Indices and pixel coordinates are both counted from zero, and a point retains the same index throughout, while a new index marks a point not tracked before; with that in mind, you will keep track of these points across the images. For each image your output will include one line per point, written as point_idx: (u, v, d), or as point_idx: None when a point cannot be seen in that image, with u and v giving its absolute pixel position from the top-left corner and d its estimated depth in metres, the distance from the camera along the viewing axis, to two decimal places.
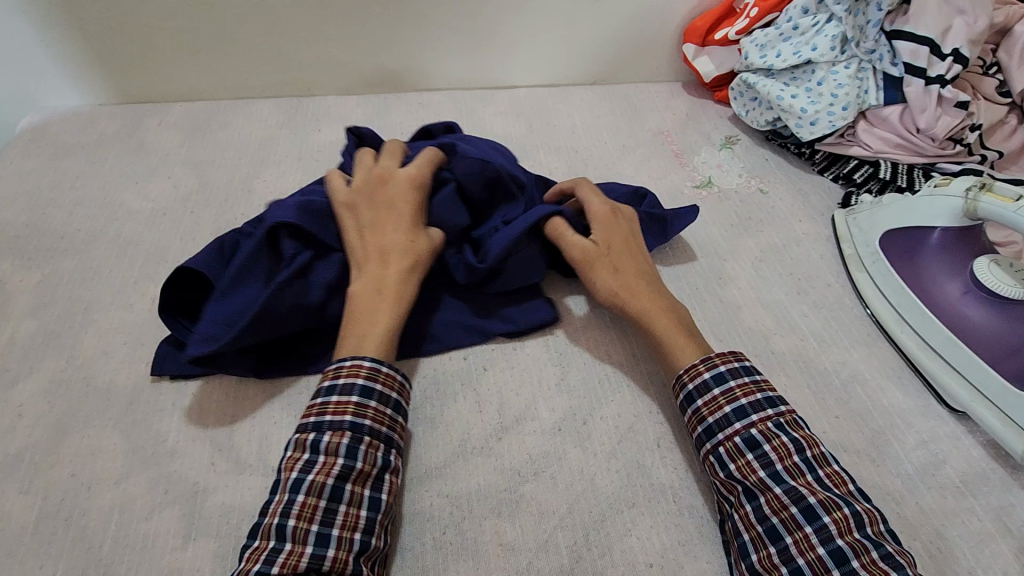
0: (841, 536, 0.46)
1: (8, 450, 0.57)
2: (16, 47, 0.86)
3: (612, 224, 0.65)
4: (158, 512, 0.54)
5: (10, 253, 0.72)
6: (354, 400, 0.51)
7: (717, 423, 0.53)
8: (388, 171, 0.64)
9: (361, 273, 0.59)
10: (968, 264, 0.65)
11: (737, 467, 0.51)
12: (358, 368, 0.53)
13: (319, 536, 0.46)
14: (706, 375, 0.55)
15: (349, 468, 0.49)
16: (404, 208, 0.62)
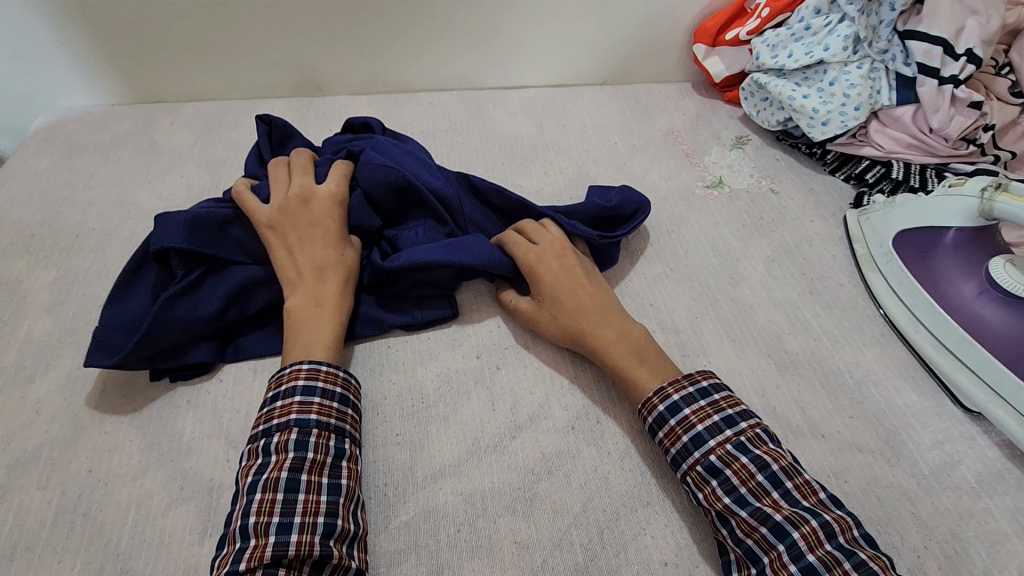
0: (811, 551, 0.46)
1: (25, 446, 0.57)
2: (30, 47, 0.86)
3: (541, 272, 0.64)
4: (175, 507, 0.54)
5: (25, 251, 0.73)
6: (297, 399, 0.52)
7: (679, 454, 0.53)
8: (307, 189, 0.65)
9: (296, 291, 0.61)
10: (982, 265, 0.65)
11: (703, 495, 0.51)
12: (297, 371, 0.54)
13: (281, 527, 0.46)
14: (660, 407, 0.54)
15: (301, 459, 0.49)
16: (329, 225, 0.64)
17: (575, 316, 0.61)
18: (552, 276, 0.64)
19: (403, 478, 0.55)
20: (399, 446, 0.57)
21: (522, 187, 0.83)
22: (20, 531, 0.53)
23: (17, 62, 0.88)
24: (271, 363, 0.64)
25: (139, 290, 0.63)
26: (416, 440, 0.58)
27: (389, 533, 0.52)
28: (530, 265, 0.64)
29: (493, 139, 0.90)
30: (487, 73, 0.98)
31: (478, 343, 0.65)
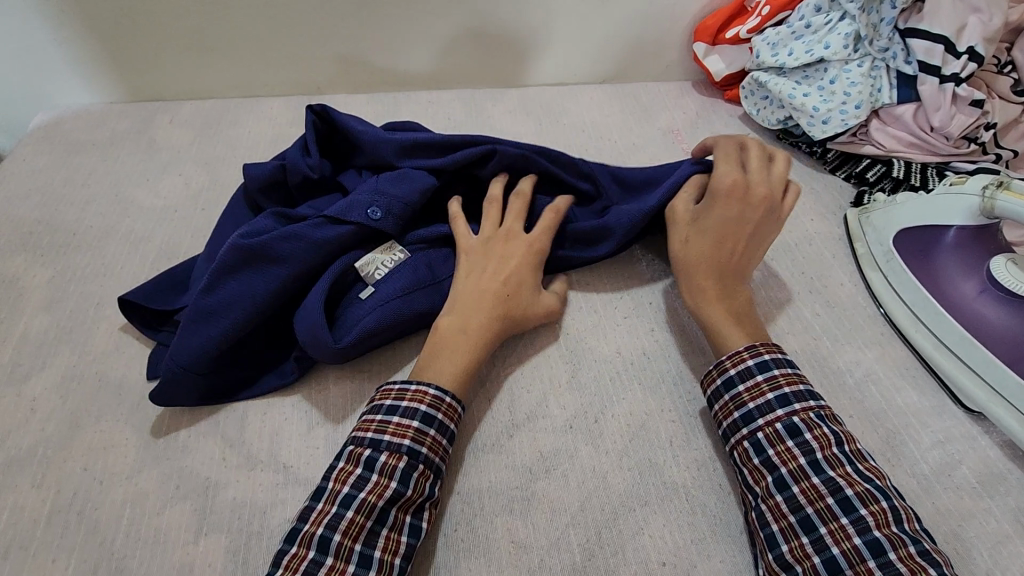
0: (878, 528, 0.46)
1: (20, 444, 0.57)
2: (29, 45, 0.86)
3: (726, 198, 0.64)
4: (170, 506, 0.54)
5: (22, 249, 0.73)
6: (416, 425, 0.51)
7: (759, 409, 0.53)
8: (514, 233, 0.65)
9: (454, 313, 0.60)
10: (984, 263, 0.64)
11: (776, 452, 0.51)
12: (422, 395, 0.53)
13: (362, 557, 0.46)
14: (751, 362, 0.55)
15: (400, 493, 0.49)
16: (514, 272, 0.62)
17: (712, 254, 0.62)
18: (715, 210, 0.63)
19: None
20: None
21: None
22: (15, 529, 0.52)
23: (17, 60, 0.88)
24: None
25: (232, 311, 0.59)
26: None
27: None
28: (724, 187, 0.64)
29: None
30: (488, 71, 0.98)
31: None
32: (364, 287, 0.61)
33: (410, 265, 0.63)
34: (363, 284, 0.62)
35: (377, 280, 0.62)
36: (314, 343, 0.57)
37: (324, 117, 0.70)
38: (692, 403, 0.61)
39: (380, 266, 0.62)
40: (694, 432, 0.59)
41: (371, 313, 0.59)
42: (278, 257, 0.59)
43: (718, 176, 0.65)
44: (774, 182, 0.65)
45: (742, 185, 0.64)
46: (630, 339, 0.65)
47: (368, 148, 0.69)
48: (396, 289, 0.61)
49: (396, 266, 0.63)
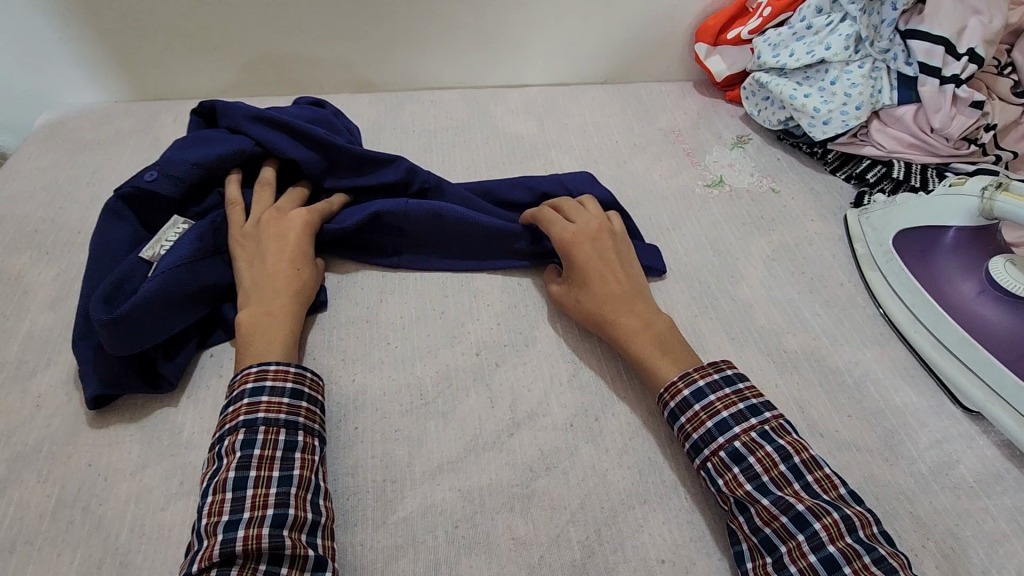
0: (832, 542, 0.46)
1: (26, 441, 0.58)
2: (33, 44, 0.87)
3: (585, 251, 0.64)
4: (174, 502, 0.54)
5: (28, 248, 0.73)
6: (245, 401, 0.52)
7: (702, 439, 0.53)
8: (279, 212, 0.66)
9: (252, 303, 0.60)
10: (983, 264, 0.65)
11: (725, 482, 0.51)
12: (245, 375, 0.54)
13: (229, 523, 0.46)
14: (686, 392, 0.55)
15: (247, 457, 0.49)
16: (295, 245, 0.64)
17: (619, 298, 0.62)
18: (590, 265, 0.64)
19: (401, 475, 0.55)
20: (397, 443, 0.57)
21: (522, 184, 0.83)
22: (20, 525, 0.53)
23: (21, 58, 0.88)
24: None
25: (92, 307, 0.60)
26: (414, 437, 0.58)
27: (387, 528, 0.53)
28: (568, 243, 0.65)
29: (494, 138, 0.90)
30: (489, 71, 0.98)
31: (477, 339, 0.65)
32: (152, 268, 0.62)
33: (192, 229, 0.64)
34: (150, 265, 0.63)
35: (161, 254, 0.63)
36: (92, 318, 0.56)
37: (205, 109, 0.72)
38: None
39: (163, 243, 0.64)
40: None
41: (150, 279, 0.59)
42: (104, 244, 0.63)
43: (555, 234, 0.66)
44: (592, 220, 0.67)
45: (584, 236, 0.65)
46: None
47: (226, 112, 0.70)
48: (177, 257, 0.61)
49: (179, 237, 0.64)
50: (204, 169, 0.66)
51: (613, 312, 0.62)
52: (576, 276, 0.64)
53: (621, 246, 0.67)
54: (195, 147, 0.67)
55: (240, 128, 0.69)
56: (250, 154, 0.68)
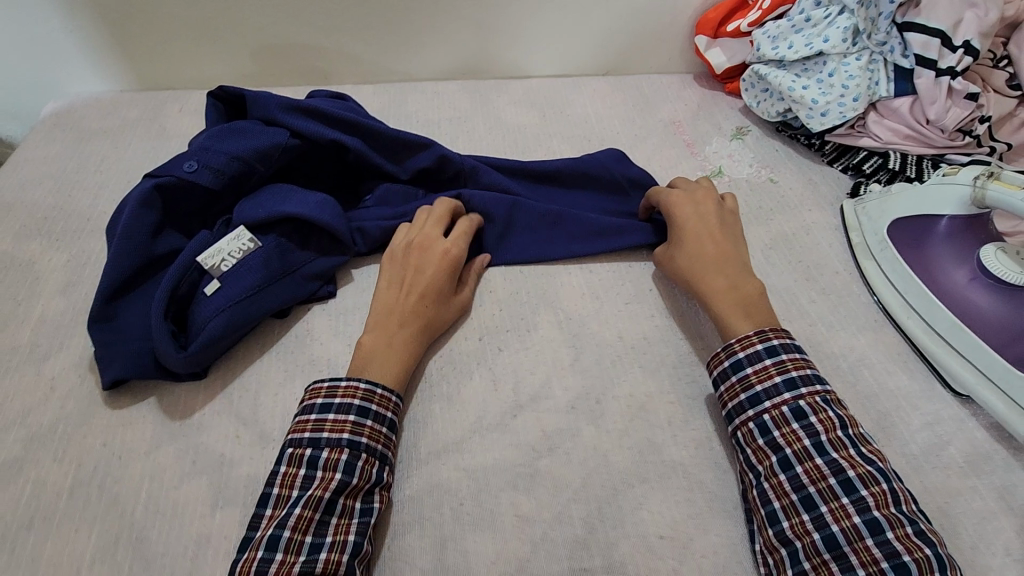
0: (878, 508, 0.48)
1: (42, 421, 0.59)
2: (42, 34, 0.88)
3: (693, 212, 0.68)
4: (187, 481, 0.56)
5: (38, 234, 0.75)
6: (352, 419, 0.53)
7: (766, 391, 0.55)
8: (430, 239, 0.66)
9: (377, 330, 0.60)
10: (975, 252, 0.66)
11: (781, 434, 0.53)
12: (354, 390, 0.55)
13: (313, 545, 0.48)
14: (759, 346, 0.57)
15: (345, 483, 0.50)
16: (430, 280, 0.63)
17: (710, 259, 0.64)
18: (685, 228, 0.67)
19: (409, 454, 0.57)
20: (404, 424, 0.59)
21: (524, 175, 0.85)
22: (38, 502, 0.54)
23: (28, 47, 0.89)
24: (279, 344, 0.66)
25: (113, 293, 0.61)
26: (421, 418, 0.59)
27: (395, 506, 0.54)
28: (677, 204, 0.69)
29: (497, 128, 0.91)
30: (491, 61, 0.99)
31: (480, 326, 0.67)
32: (210, 281, 0.62)
33: (261, 253, 0.64)
34: (209, 277, 0.62)
35: (224, 273, 0.62)
36: (158, 346, 0.58)
37: (227, 95, 0.73)
38: (691, 384, 0.63)
39: (227, 257, 0.63)
40: (693, 413, 0.61)
41: (217, 314, 0.60)
42: (132, 232, 0.62)
43: (663, 196, 0.71)
44: (699, 189, 0.71)
45: (694, 202, 0.69)
46: (632, 325, 0.67)
47: (257, 103, 0.70)
48: (245, 288, 0.62)
49: (245, 256, 0.63)
50: (242, 161, 0.66)
51: (705, 272, 0.64)
52: (677, 236, 0.67)
53: (727, 215, 0.69)
54: (230, 138, 0.67)
55: (273, 120, 0.69)
56: (288, 146, 0.69)
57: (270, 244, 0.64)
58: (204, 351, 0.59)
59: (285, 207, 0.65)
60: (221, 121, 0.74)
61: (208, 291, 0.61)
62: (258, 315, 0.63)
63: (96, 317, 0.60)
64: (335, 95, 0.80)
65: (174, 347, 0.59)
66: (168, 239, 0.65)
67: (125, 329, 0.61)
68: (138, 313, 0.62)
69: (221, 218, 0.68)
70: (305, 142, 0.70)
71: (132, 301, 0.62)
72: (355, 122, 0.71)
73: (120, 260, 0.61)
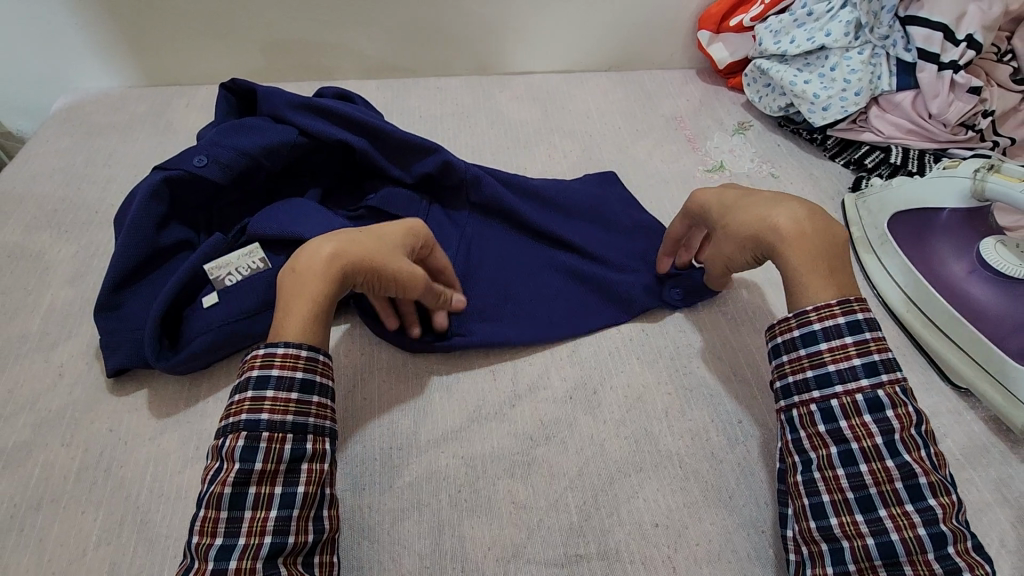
0: (944, 521, 0.45)
1: (50, 407, 0.60)
2: (54, 30, 0.89)
3: (725, 190, 0.61)
4: (191, 465, 0.57)
5: (48, 225, 0.76)
6: (249, 396, 0.48)
7: (839, 373, 0.49)
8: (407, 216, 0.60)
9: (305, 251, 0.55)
10: (974, 245, 0.65)
11: (850, 425, 0.48)
12: (253, 359, 0.49)
13: (223, 549, 0.44)
14: (842, 320, 0.50)
15: (247, 471, 0.46)
16: (384, 225, 0.56)
17: (772, 204, 0.56)
18: (722, 202, 0.60)
19: (407, 441, 0.58)
20: (403, 413, 0.60)
21: (526, 170, 0.85)
22: (46, 484, 0.56)
23: (38, 42, 0.90)
24: None
25: (121, 281, 0.62)
26: (420, 407, 0.60)
27: (393, 492, 0.55)
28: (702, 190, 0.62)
29: (499, 123, 0.92)
30: (494, 57, 1.00)
31: None
32: (211, 292, 0.62)
33: (266, 275, 0.63)
34: (212, 288, 0.63)
35: (226, 287, 0.62)
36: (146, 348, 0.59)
37: (240, 87, 0.74)
38: (688, 376, 0.63)
39: (233, 272, 0.63)
40: (689, 404, 0.61)
41: (208, 328, 0.61)
42: (139, 221, 0.63)
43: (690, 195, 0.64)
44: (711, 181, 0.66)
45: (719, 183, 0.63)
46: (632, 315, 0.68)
47: (269, 100, 0.71)
48: (243, 306, 0.62)
49: (252, 274, 0.63)
50: (250, 158, 0.66)
51: (771, 216, 0.55)
52: (719, 211, 0.59)
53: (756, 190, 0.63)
54: (242, 134, 0.67)
55: (280, 116, 0.70)
56: (295, 144, 0.69)
57: (279, 265, 0.63)
58: (190, 362, 0.61)
59: (298, 227, 0.63)
60: (233, 114, 0.75)
61: (205, 304, 0.62)
62: (251, 336, 0.62)
63: (104, 304, 0.62)
64: (342, 95, 0.80)
65: (158, 350, 0.60)
66: (173, 231, 0.66)
67: (131, 317, 0.62)
68: (142, 303, 0.63)
69: (240, 224, 0.68)
70: (311, 139, 0.70)
71: (139, 292, 0.64)
72: (365, 121, 0.71)
73: (126, 249, 0.62)
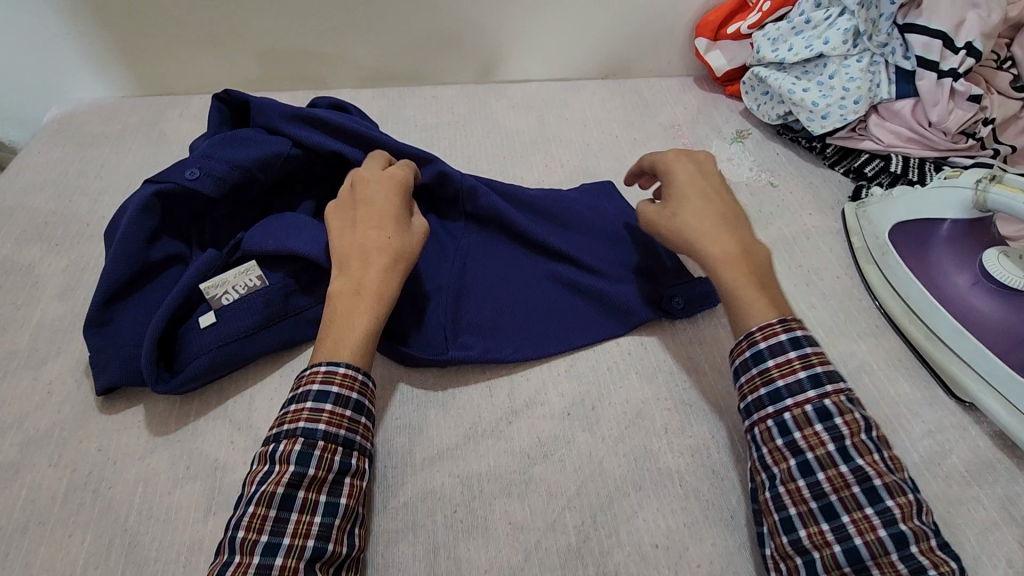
0: (904, 521, 0.45)
1: (37, 426, 0.59)
2: (46, 40, 0.88)
3: (687, 172, 0.63)
4: (181, 486, 0.56)
5: (38, 238, 0.75)
6: (308, 406, 0.50)
7: (788, 387, 0.50)
8: (369, 173, 0.63)
9: (342, 273, 0.57)
10: (978, 256, 0.65)
11: (804, 436, 0.48)
12: (314, 373, 0.52)
13: (268, 546, 0.45)
14: (783, 337, 0.51)
15: (300, 475, 0.48)
16: (386, 205, 0.60)
17: (714, 215, 0.59)
18: (679, 185, 0.62)
19: (402, 460, 0.57)
20: (399, 431, 0.59)
21: (522, 180, 0.84)
22: (32, 506, 0.54)
23: (30, 52, 0.90)
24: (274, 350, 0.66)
25: (111, 298, 0.62)
26: (416, 425, 0.59)
27: (388, 513, 0.54)
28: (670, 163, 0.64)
29: (495, 132, 0.91)
30: (490, 65, 0.99)
31: None
32: (207, 312, 0.61)
33: (265, 293, 0.62)
34: (208, 307, 0.62)
35: (223, 306, 0.61)
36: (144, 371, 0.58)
37: (233, 99, 0.73)
38: (688, 391, 0.62)
39: (230, 290, 0.62)
40: (689, 420, 0.60)
41: (208, 348, 0.60)
42: (130, 237, 0.62)
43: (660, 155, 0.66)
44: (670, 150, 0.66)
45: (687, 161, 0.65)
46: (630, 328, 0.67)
47: (261, 111, 0.70)
48: (244, 326, 0.61)
49: (249, 293, 0.62)
50: (244, 171, 0.65)
51: (709, 226, 0.58)
52: (673, 192, 0.62)
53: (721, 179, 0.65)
54: (235, 146, 0.66)
55: (274, 128, 0.69)
56: (290, 156, 0.68)
57: (277, 284, 0.62)
58: (189, 385, 0.60)
59: (296, 244, 0.62)
60: (225, 124, 0.74)
61: (202, 323, 0.61)
62: (251, 355, 0.62)
63: (93, 321, 0.61)
64: (336, 104, 0.79)
65: (156, 372, 0.59)
66: (165, 244, 0.65)
67: (120, 334, 0.61)
68: (132, 319, 0.62)
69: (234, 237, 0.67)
70: (307, 151, 0.69)
71: (130, 308, 0.62)
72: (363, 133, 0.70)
73: (117, 264, 0.61)
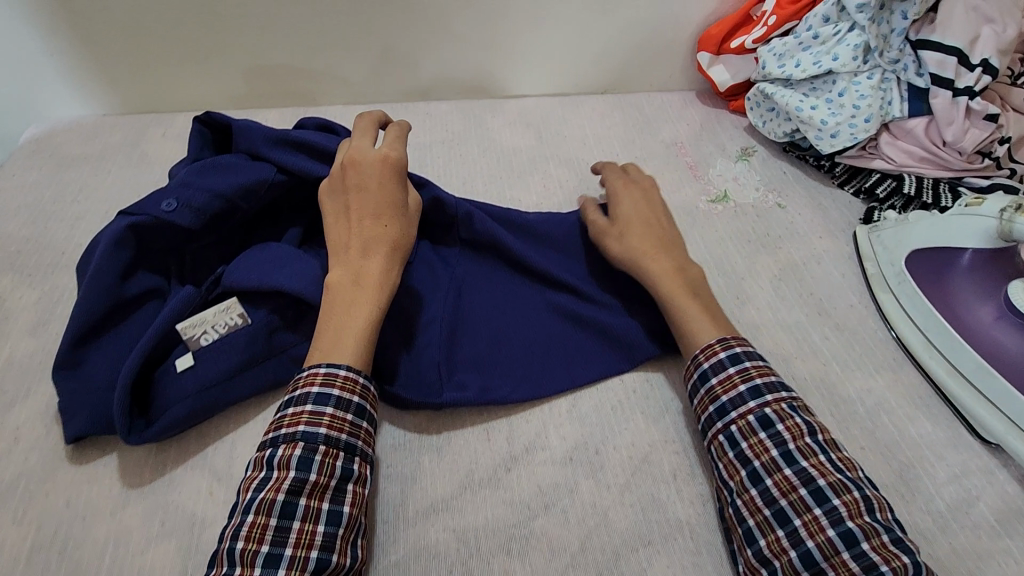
0: (852, 519, 0.45)
1: (2, 477, 0.55)
2: (23, 57, 0.85)
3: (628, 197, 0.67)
4: (155, 544, 0.52)
5: (10, 269, 0.71)
6: (308, 409, 0.48)
7: (731, 401, 0.52)
8: (362, 151, 0.59)
9: (340, 261, 0.55)
10: (1001, 287, 0.62)
11: (749, 445, 0.50)
12: (313, 376, 0.50)
13: (268, 559, 0.43)
14: (723, 355, 0.54)
15: (301, 482, 0.45)
16: (381, 188, 0.57)
17: (653, 238, 0.63)
18: (624, 211, 0.65)
19: (393, 514, 0.53)
20: (390, 480, 0.55)
21: (520, 202, 0.81)
22: None
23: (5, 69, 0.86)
24: None
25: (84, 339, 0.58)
26: (409, 473, 0.55)
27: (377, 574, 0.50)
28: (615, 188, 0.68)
29: (491, 151, 0.87)
30: (485, 80, 0.96)
31: None
32: (184, 353, 0.58)
33: (247, 332, 0.58)
34: (186, 348, 0.58)
35: (202, 347, 0.58)
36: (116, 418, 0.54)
37: (215, 121, 0.69)
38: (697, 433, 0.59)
39: (209, 329, 0.58)
40: (699, 464, 0.57)
41: (187, 393, 0.56)
42: (103, 273, 0.58)
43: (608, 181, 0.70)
44: (620, 175, 0.71)
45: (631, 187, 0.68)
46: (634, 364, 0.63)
47: (243, 135, 0.66)
48: (225, 368, 0.57)
49: (231, 331, 0.58)
50: (226, 200, 0.61)
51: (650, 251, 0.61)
52: (621, 219, 0.65)
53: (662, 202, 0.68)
54: (216, 174, 0.62)
55: (257, 154, 0.65)
56: (273, 183, 0.64)
57: (260, 322, 0.59)
58: (167, 432, 0.56)
59: (279, 279, 0.58)
60: (207, 148, 0.70)
61: (180, 366, 0.57)
62: (234, 399, 0.58)
63: (63, 363, 0.57)
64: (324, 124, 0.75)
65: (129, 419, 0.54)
66: (141, 278, 0.61)
67: (92, 377, 0.57)
68: (105, 360, 0.58)
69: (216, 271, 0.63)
70: (291, 177, 0.65)
71: (103, 348, 0.59)
72: None
73: (89, 302, 0.58)
